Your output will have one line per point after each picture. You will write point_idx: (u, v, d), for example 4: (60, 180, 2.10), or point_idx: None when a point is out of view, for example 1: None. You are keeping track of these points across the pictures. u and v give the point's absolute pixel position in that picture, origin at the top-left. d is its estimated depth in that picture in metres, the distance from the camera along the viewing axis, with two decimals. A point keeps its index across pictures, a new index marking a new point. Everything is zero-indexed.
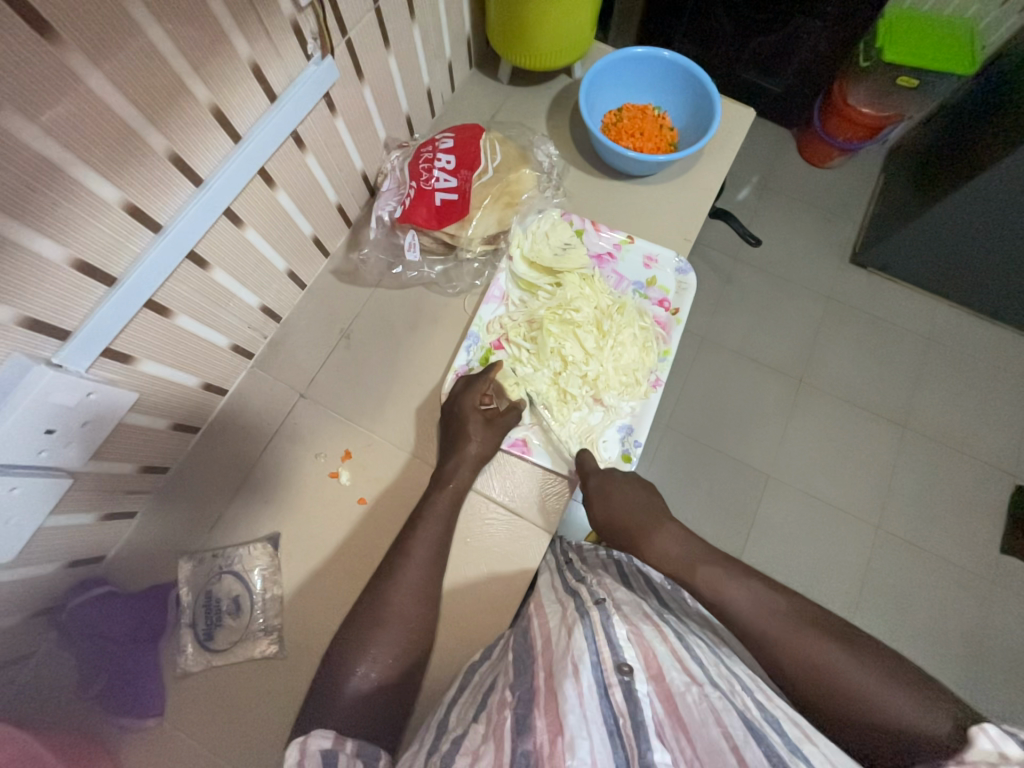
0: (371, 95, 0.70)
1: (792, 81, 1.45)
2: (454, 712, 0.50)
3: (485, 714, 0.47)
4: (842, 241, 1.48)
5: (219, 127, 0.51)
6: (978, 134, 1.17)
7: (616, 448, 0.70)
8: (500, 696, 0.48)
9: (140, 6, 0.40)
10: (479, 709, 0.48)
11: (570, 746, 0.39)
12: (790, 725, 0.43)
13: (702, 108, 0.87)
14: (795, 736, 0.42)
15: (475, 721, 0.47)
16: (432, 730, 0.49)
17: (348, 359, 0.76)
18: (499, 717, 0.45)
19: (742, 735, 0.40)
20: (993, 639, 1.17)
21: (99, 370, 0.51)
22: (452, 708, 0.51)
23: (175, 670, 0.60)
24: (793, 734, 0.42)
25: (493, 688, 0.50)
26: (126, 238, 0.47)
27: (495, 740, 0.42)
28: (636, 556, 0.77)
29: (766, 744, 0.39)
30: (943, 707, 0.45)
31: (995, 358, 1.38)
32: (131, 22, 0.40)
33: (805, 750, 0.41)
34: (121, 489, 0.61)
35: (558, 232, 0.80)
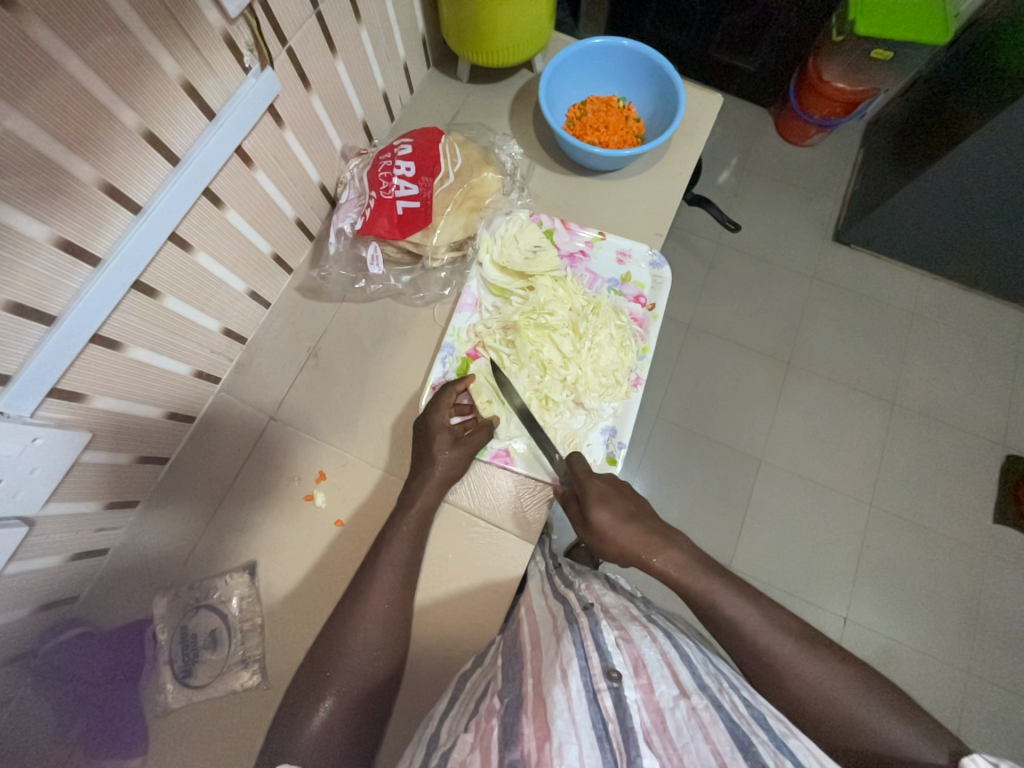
0: (321, 104, 0.68)
1: (765, 60, 1.43)
2: (446, 722, 0.49)
3: (475, 723, 0.45)
4: (823, 220, 1.47)
5: (154, 150, 0.48)
6: (950, 106, 1.16)
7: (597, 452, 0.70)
8: (489, 704, 0.47)
9: (49, 32, 0.37)
10: (471, 717, 0.47)
11: (559, 752, 0.38)
12: (775, 720, 0.45)
13: (667, 97, 0.85)
14: (780, 732, 0.44)
15: (464, 732, 0.45)
16: (420, 747, 0.48)
17: (317, 376, 0.74)
18: (486, 725, 0.44)
19: (729, 747, 0.40)
20: (987, 610, 1.17)
21: (43, 411, 0.49)
22: (442, 720, 0.50)
23: (156, 708, 0.59)
24: (778, 730, 0.44)
25: (487, 692, 0.50)
26: (62, 276, 0.45)
27: (482, 748, 0.41)
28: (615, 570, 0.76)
29: (751, 755, 0.39)
30: None
31: (980, 329, 1.38)
32: (40, 50, 0.37)
33: (791, 746, 0.42)
34: (89, 528, 0.60)
35: (528, 234, 0.78)
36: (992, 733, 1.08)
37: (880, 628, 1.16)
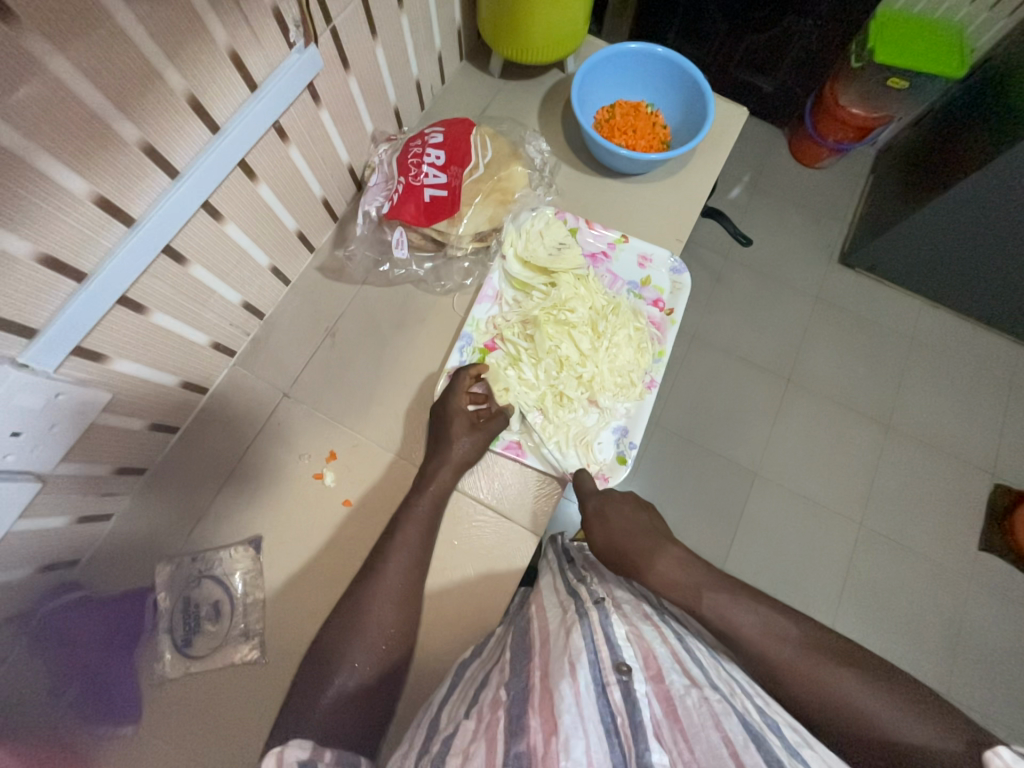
0: (357, 86, 0.68)
1: (785, 81, 1.45)
2: (445, 710, 0.50)
3: (476, 713, 0.46)
4: (832, 241, 1.49)
5: (196, 117, 0.49)
6: (961, 137, 1.19)
7: (627, 500, 0.71)
8: (494, 695, 0.47)
9: None
10: (470, 705, 0.48)
11: (565, 745, 0.38)
12: (790, 729, 0.45)
13: (695, 105, 0.86)
14: (795, 742, 0.43)
15: (466, 719, 0.46)
16: (421, 731, 0.48)
17: (333, 357, 0.74)
18: (492, 715, 0.44)
19: (741, 738, 0.40)
20: (969, 634, 1.19)
21: (66, 370, 0.48)
22: (441, 706, 0.51)
23: (153, 677, 0.59)
24: (792, 739, 0.43)
25: (488, 681, 0.51)
26: (96, 232, 0.45)
27: (487, 740, 0.41)
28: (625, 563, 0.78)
29: (764, 748, 0.39)
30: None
31: (977, 359, 1.41)
32: (97, 5, 0.38)
33: (804, 755, 0.41)
34: (96, 491, 0.59)
35: (553, 231, 0.78)
36: None
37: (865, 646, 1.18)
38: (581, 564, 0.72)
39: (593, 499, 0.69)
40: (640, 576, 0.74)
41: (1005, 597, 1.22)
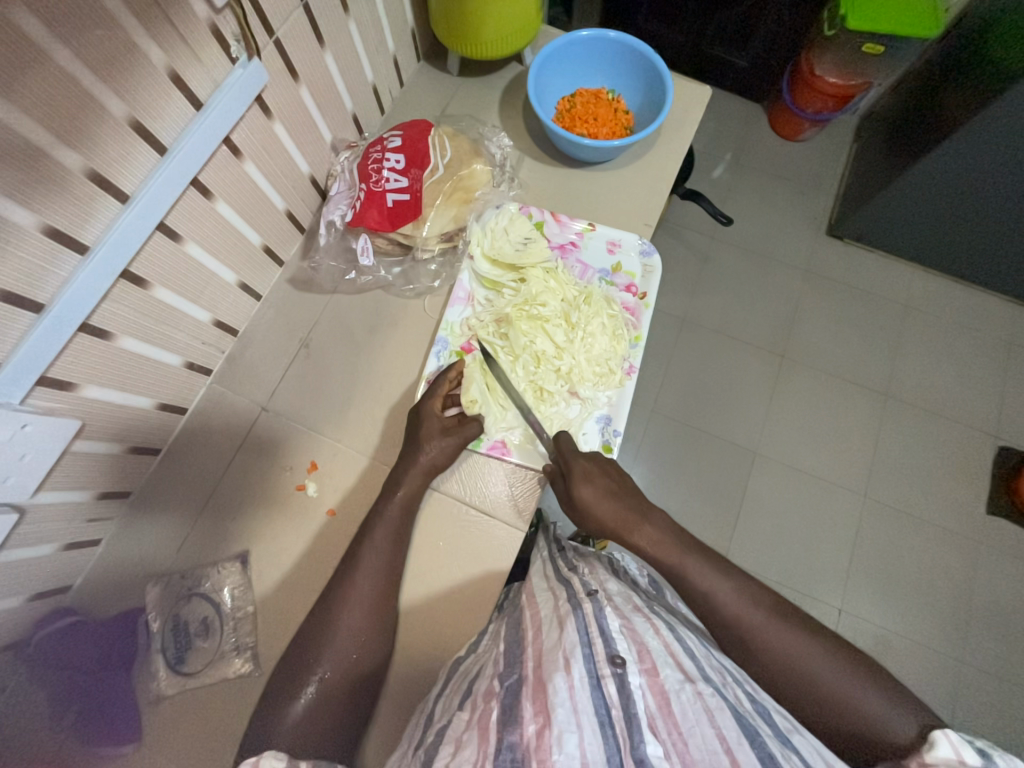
0: (309, 96, 0.68)
1: (758, 54, 1.43)
2: (439, 702, 0.51)
3: (470, 702, 0.47)
4: (817, 213, 1.48)
5: (141, 139, 0.49)
6: (943, 95, 1.16)
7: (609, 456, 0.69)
8: (488, 685, 0.48)
9: (40, 25, 0.38)
10: (464, 696, 0.49)
11: (558, 740, 0.38)
12: (781, 717, 0.45)
13: (655, 87, 0.86)
14: (785, 729, 0.44)
15: (459, 710, 0.47)
16: (416, 730, 0.49)
17: (309, 367, 0.74)
18: (485, 707, 0.45)
19: (735, 734, 0.40)
20: (980, 598, 1.19)
21: (32, 399, 0.49)
22: (436, 701, 0.52)
23: (150, 696, 0.60)
24: (782, 726, 0.44)
25: (479, 677, 0.51)
26: (50, 262, 0.45)
27: (479, 729, 0.42)
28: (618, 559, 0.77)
29: (757, 743, 0.40)
30: (955, 750, 0.45)
31: (972, 321, 1.39)
32: (29, 40, 0.38)
33: (796, 743, 0.42)
34: (81, 517, 0.60)
35: (518, 226, 0.78)
36: (983, 720, 1.10)
37: (874, 618, 1.17)
38: (572, 552, 0.72)
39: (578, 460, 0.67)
40: (630, 575, 0.73)
41: (1014, 559, 1.21)
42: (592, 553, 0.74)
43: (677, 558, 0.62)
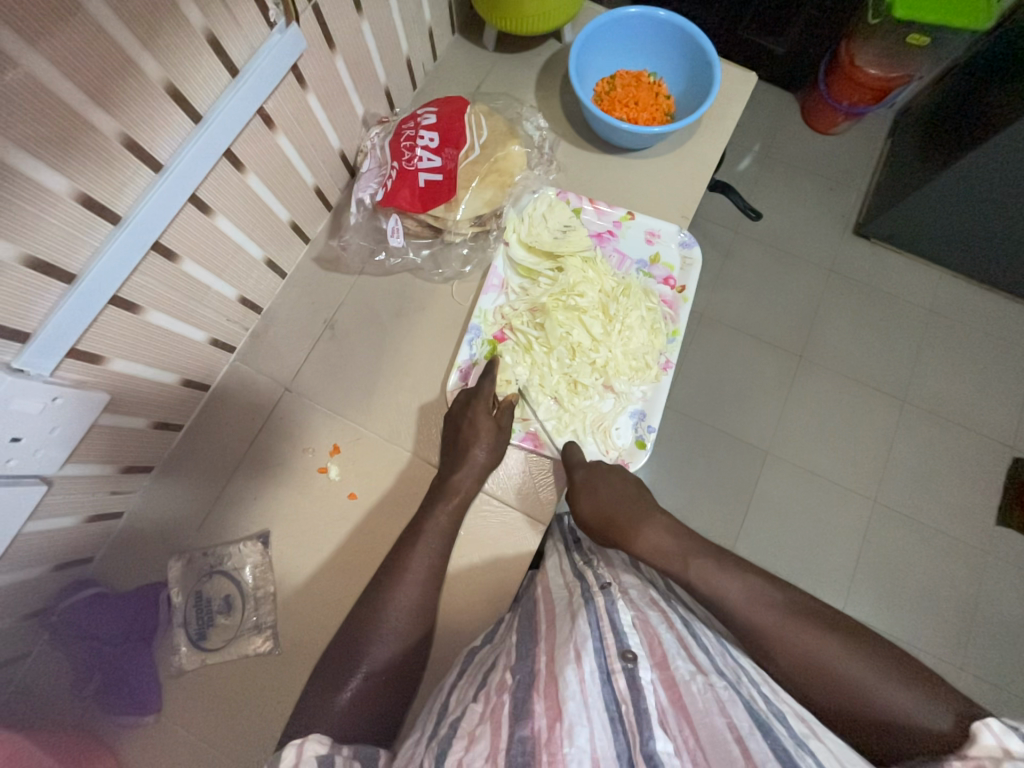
0: (344, 66, 0.65)
1: (796, 42, 1.38)
2: (454, 693, 0.50)
3: (483, 696, 0.46)
4: (846, 211, 1.43)
5: (176, 106, 0.47)
6: (987, 94, 1.12)
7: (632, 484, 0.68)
8: (500, 678, 0.47)
9: None
10: (478, 689, 0.48)
11: (568, 732, 0.38)
12: (796, 719, 0.43)
13: (701, 72, 0.82)
14: (801, 731, 0.42)
15: (473, 703, 0.46)
16: (431, 718, 0.48)
17: (333, 348, 0.73)
18: (497, 700, 0.44)
19: (747, 725, 0.39)
20: (986, 609, 1.18)
21: (62, 371, 0.48)
22: (451, 691, 0.51)
23: (170, 669, 0.60)
24: (798, 728, 0.42)
25: (496, 667, 0.50)
26: (82, 231, 0.44)
27: (492, 723, 0.40)
28: None
29: (772, 735, 0.39)
30: (999, 741, 0.40)
31: (998, 329, 1.35)
32: None
33: (812, 746, 0.40)
34: (105, 491, 0.60)
35: (557, 213, 0.76)
36: None
37: (879, 624, 1.17)
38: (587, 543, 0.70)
39: (581, 469, 0.66)
40: None
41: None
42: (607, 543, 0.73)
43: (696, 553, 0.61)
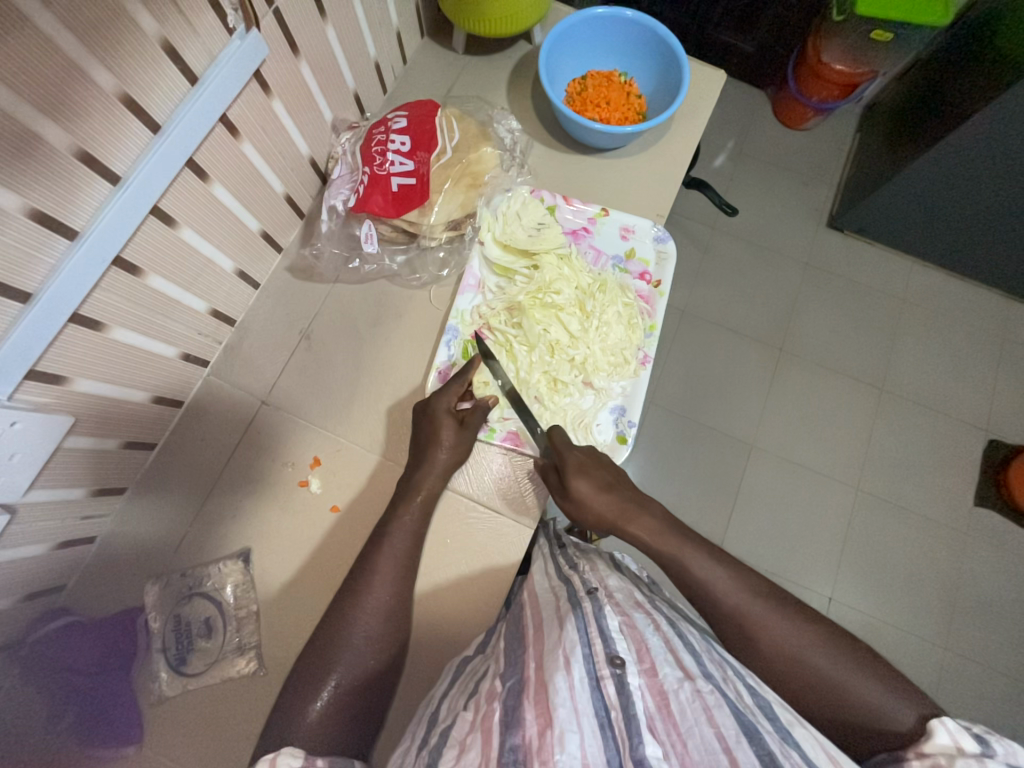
0: (309, 71, 0.64)
1: (764, 39, 1.40)
2: (445, 701, 0.49)
3: (474, 704, 0.45)
4: (818, 205, 1.46)
5: (133, 116, 0.45)
6: (948, 87, 1.15)
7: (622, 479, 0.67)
8: (489, 686, 0.46)
9: None
10: (470, 698, 0.47)
11: (560, 739, 0.37)
12: (783, 711, 0.43)
13: (670, 71, 0.83)
14: (786, 722, 0.42)
15: (464, 711, 0.45)
16: (420, 726, 0.47)
17: (309, 358, 0.72)
18: (486, 707, 0.43)
19: (734, 732, 0.39)
20: (966, 589, 1.21)
21: (21, 393, 0.46)
22: (442, 700, 0.50)
23: (151, 696, 0.59)
24: (784, 719, 0.43)
25: (486, 676, 0.49)
26: (36, 247, 0.42)
27: (482, 731, 0.40)
28: (617, 556, 0.73)
29: (757, 741, 0.39)
30: (953, 738, 0.45)
31: (967, 314, 1.39)
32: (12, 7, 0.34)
33: (796, 736, 0.41)
34: (74, 516, 0.58)
35: (531, 210, 0.76)
36: (962, 703, 1.13)
37: (865, 609, 1.19)
38: (574, 546, 0.70)
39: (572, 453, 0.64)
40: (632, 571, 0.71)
41: (1000, 550, 1.23)
42: (591, 546, 0.71)
43: (682, 551, 0.61)
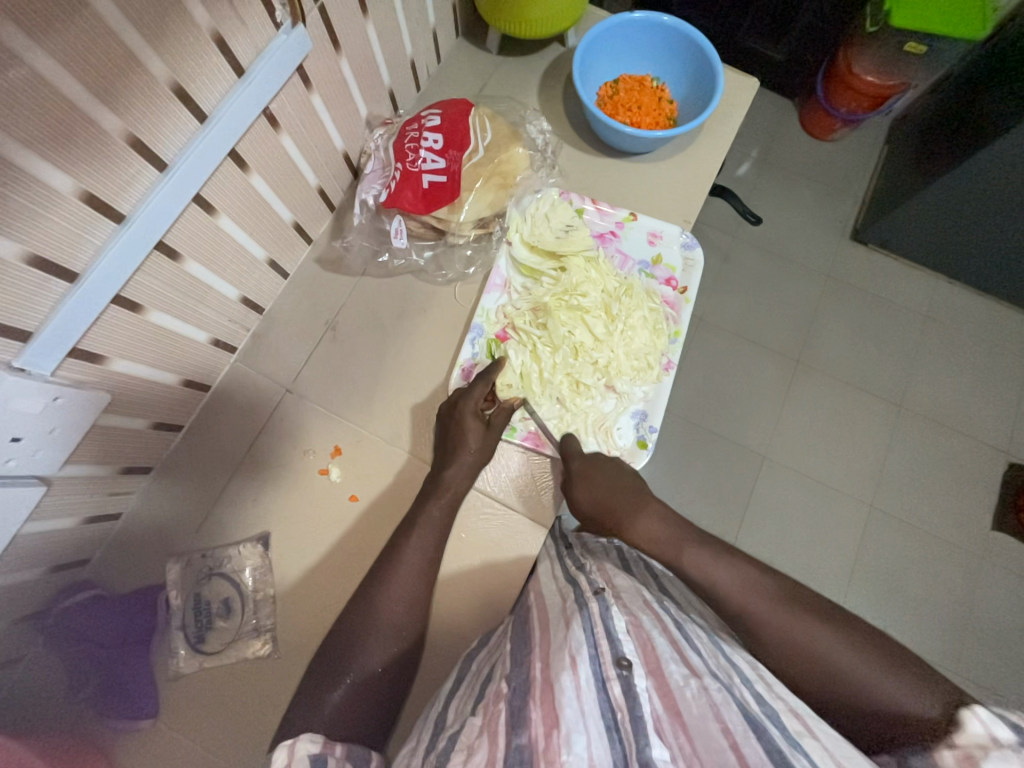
0: (348, 67, 0.65)
1: (795, 48, 1.39)
2: (451, 705, 0.49)
3: (481, 707, 0.45)
4: (843, 217, 1.44)
5: (182, 106, 0.47)
6: (981, 102, 1.13)
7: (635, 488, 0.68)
8: (496, 688, 0.46)
9: None
10: (476, 701, 0.47)
11: (566, 740, 0.37)
12: (790, 717, 0.43)
13: (703, 78, 0.83)
14: (795, 730, 0.41)
15: (471, 715, 0.45)
16: (427, 728, 0.48)
17: (334, 349, 0.73)
18: (494, 709, 0.43)
19: (741, 728, 0.39)
20: (980, 614, 1.18)
21: (63, 370, 0.48)
22: (447, 703, 0.51)
23: (168, 672, 0.60)
24: (793, 728, 0.42)
25: (492, 676, 0.50)
26: (85, 230, 0.43)
27: (489, 733, 0.40)
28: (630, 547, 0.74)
29: (765, 737, 0.38)
30: (987, 728, 0.42)
31: (992, 334, 1.37)
32: None
33: (805, 745, 0.40)
34: (103, 492, 0.59)
35: (559, 212, 0.76)
36: None
37: None
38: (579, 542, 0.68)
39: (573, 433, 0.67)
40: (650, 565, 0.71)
41: (1017, 576, 1.21)
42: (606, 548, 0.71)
43: (698, 558, 0.61)
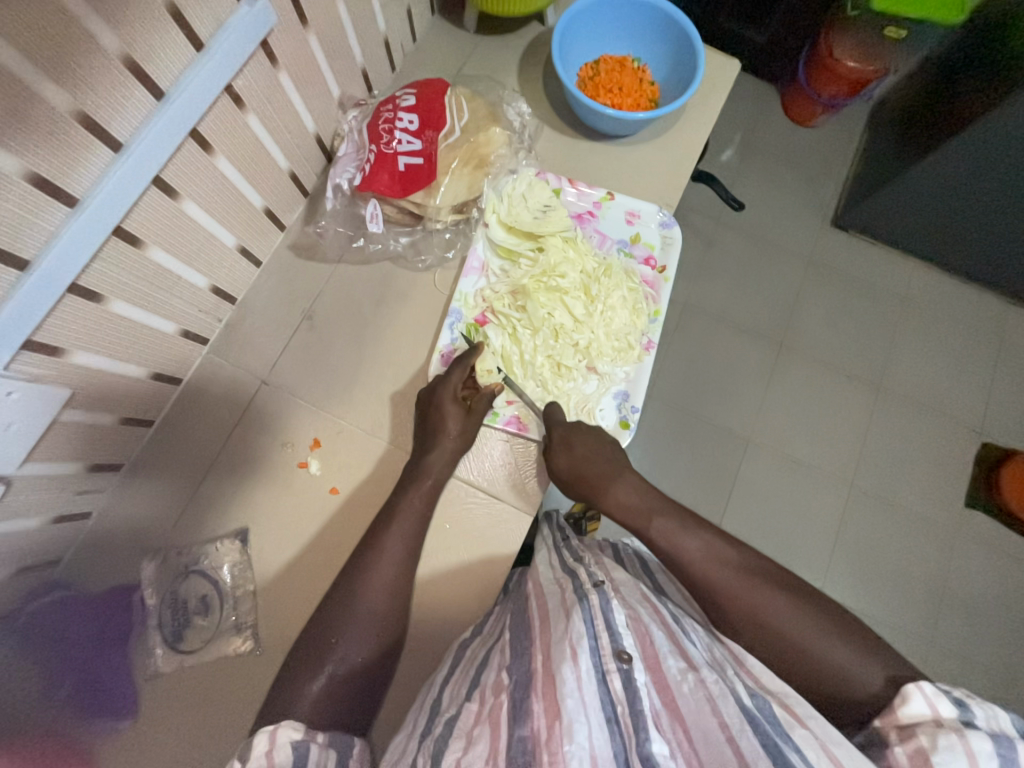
0: (317, 44, 0.62)
1: (777, 31, 1.38)
2: (446, 689, 0.49)
3: (478, 693, 0.46)
4: (824, 202, 1.45)
5: (137, 81, 0.44)
6: (958, 88, 1.14)
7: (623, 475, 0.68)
8: (495, 678, 0.47)
9: None
10: (471, 685, 0.47)
11: (567, 730, 0.38)
12: (798, 699, 0.44)
13: (683, 58, 0.82)
14: (802, 713, 0.43)
15: (467, 700, 0.45)
16: (421, 713, 0.48)
17: (311, 339, 0.71)
18: (495, 702, 0.43)
19: (738, 721, 0.39)
20: (953, 588, 1.23)
21: (17, 364, 0.45)
22: (442, 686, 0.50)
23: (146, 671, 0.59)
24: (799, 711, 0.43)
25: (487, 662, 0.50)
26: (33, 212, 0.41)
27: (490, 724, 0.41)
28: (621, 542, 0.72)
29: (762, 730, 0.39)
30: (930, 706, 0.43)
31: (967, 317, 1.39)
32: None
33: (810, 724, 0.41)
34: (71, 490, 0.57)
35: (536, 192, 0.75)
36: None
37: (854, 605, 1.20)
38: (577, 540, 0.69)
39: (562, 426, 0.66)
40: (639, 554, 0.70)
41: (989, 551, 1.25)
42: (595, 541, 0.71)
43: (681, 542, 0.61)
